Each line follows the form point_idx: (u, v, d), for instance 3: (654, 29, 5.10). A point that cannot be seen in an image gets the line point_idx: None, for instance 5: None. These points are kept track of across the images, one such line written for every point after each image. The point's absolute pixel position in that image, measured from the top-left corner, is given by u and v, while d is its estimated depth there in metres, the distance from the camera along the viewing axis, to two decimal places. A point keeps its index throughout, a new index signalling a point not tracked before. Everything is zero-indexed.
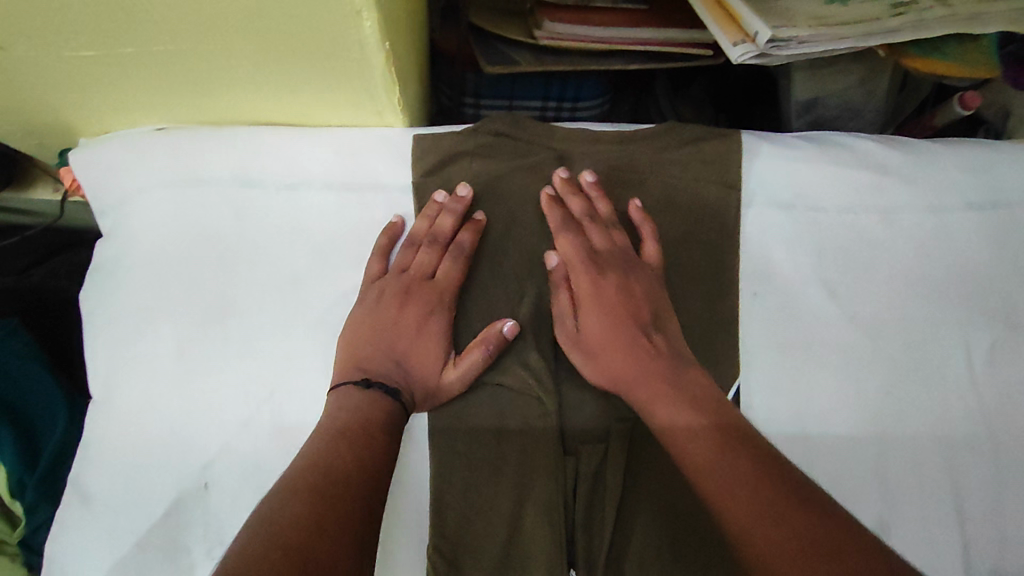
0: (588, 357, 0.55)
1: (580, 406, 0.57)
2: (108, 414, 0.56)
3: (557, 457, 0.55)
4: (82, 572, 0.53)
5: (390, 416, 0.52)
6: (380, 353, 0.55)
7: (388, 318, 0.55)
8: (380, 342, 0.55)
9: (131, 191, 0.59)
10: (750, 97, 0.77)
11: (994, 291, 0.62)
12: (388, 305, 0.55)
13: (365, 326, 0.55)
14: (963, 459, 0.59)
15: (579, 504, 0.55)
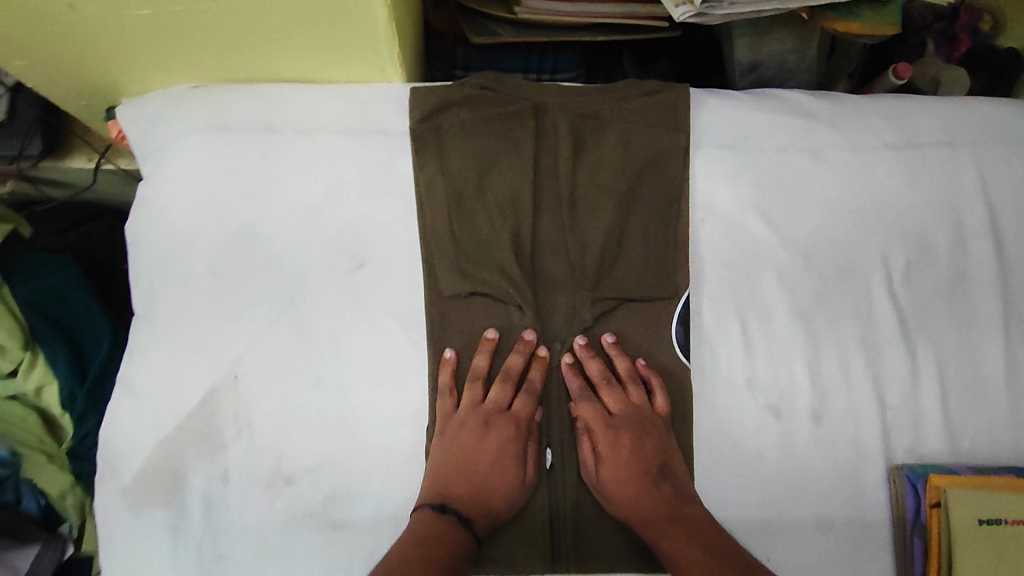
0: (558, 270, 0.68)
1: (555, 314, 0.67)
2: (152, 322, 0.65)
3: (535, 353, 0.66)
4: (132, 449, 0.62)
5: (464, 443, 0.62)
6: (454, 472, 0.62)
7: (467, 442, 0.63)
8: (457, 474, 0.62)
9: (168, 137, 0.69)
10: (707, 66, 0.86)
11: (909, 218, 0.72)
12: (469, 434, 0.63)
13: (447, 460, 0.63)
14: (882, 358, 0.70)
15: (552, 392, 0.67)
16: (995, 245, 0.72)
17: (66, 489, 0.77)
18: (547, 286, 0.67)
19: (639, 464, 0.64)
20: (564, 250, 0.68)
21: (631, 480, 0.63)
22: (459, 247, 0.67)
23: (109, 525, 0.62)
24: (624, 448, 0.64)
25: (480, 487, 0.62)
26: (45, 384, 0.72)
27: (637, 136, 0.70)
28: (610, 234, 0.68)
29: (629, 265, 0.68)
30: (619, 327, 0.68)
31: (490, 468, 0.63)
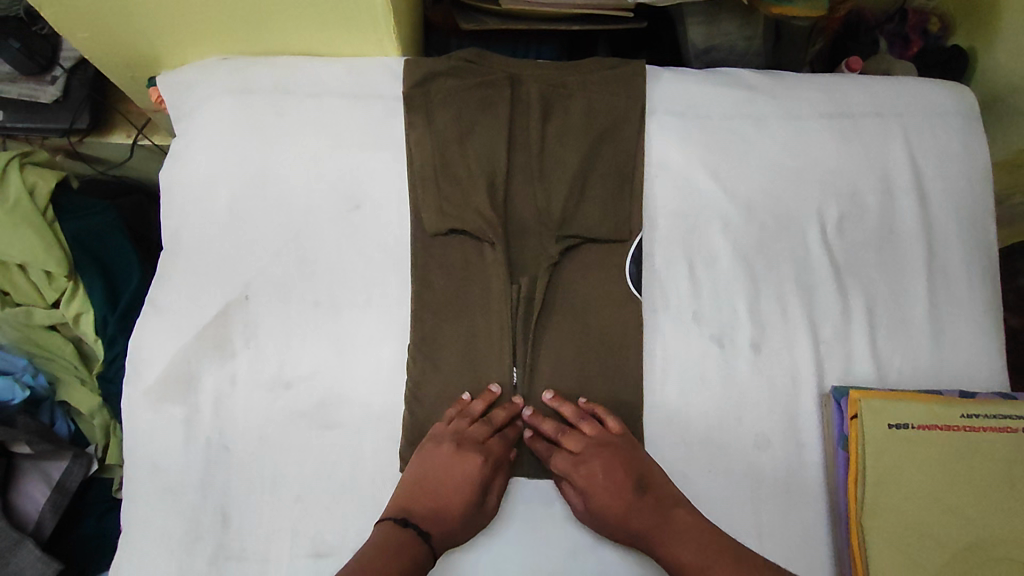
0: (525, 217, 0.77)
1: (523, 253, 0.76)
2: (176, 251, 0.76)
3: (505, 283, 0.74)
4: (154, 354, 0.72)
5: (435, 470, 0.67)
6: (421, 491, 0.67)
7: (439, 465, 0.67)
8: (423, 495, 0.67)
9: (199, 99, 0.81)
10: (668, 48, 0.96)
11: (842, 178, 0.81)
12: (442, 460, 0.67)
13: (417, 482, 0.67)
14: (816, 299, 0.79)
15: (520, 316, 0.74)
16: (921, 203, 0.81)
17: (94, 410, 0.86)
18: (517, 229, 0.77)
19: (618, 488, 0.67)
20: (532, 198, 0.78)
21: (615, 503, 0.67)
22: (440, 191, 0.77)
23: (132, 419, 0.71)
24: (596, 478, 0.67)
25: (443, 508, 0.66)
26: (82, 312, 0.82)
27: (600, 104, 0.80)
28: (573, 184, 0.78)
29: (590, 212, 0.78)
30: (580, 265, 0.77)
31: (456, 496, 0.66)
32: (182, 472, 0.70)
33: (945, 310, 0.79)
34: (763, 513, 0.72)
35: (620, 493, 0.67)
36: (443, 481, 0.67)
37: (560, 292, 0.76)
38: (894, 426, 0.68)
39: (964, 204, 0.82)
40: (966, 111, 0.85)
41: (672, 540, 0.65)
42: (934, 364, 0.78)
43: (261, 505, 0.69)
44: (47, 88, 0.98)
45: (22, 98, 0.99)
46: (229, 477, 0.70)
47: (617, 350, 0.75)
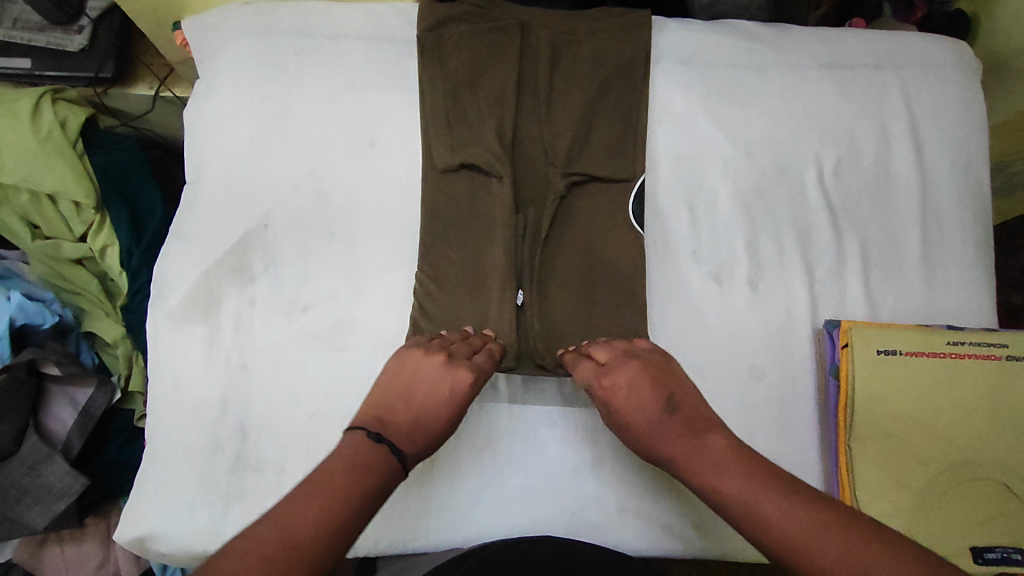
0: (529, 155, 0.81)
1: (529, 189, 0.80)
2: (200, 183, 0.80)
3: (511, 212, 0.77)
4: (178, 276, 0.76)
5: (428, 386, 0.59)
6: (399, 399, 0.58)
7: (420, 372, 0.60)
8: (406, 406, 0.57)
9: (222, 41, 0.84)
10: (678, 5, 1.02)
11: (840, 125, 0.84)
12: (424, 364, 0.61)
13: (394, 379, 0.60)
14: (813, 240, 0.81)
15: (526, 243, 0.77)
16: (916, 151, 0.84)
17: (118, 339, 0.90)
18: (523, 168, 0.80)
19: (629, 406, 0.60)
20: (538, 138, 0.81)
21: (646, 421, 0.58)
22: (452, 128, 0.80)
23: (158, 338, 0.75)
24: (622, 391, 0.60)
25: (415, 431, 0.56)
26: (108, 245, 0.87)
27: (605, 51, 0.83)
28: (582, 126, 0.81)
29: (593, 151, 0.81)
30: (585, 199, 0.80)
31: (437, 414, 0.58)
32: (204, 387, 0.74)
33: (938, 251, 0.82)
34: (758, 441, 0.74)
35: (641, 406, 0.59)
36: (422, 383, 0.59)
37: (566, 225, 0.79)
38: (882, 352, 0.72)
39: (959, 153, 0.85)
40: (963, 65, 0.88)
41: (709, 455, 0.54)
42: (927, 306, 0.80)
43: (278, 420, 0.73)
44: (74, 37, 1.02)
45: (49, 47, 1.02)
46: (247, 393, 0.74)
47: (620, 280, 0.77)
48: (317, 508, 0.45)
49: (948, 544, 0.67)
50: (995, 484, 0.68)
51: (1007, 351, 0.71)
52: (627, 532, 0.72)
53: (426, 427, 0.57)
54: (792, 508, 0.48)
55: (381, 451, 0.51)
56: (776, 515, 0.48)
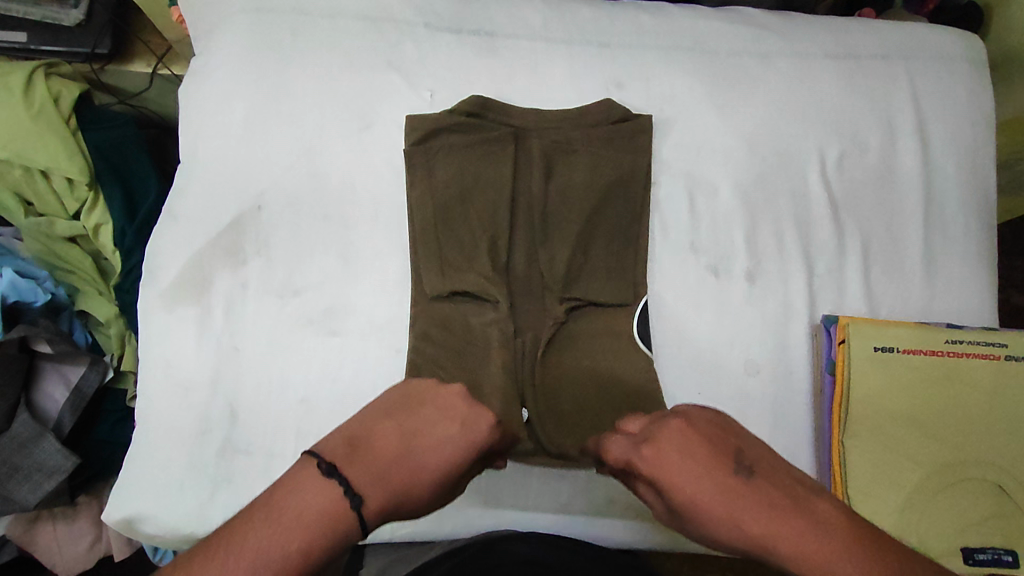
0: (525, 274, 0.77)
1: (524, 314, 0.76)
2: (194, 163, 0.79)
3: (509, 338, 0.73)
4: (170, 256, 0.75)
5: (436, 420, 0.48)
6: (390, 427, 0.47)
7: (427, 403, 0.50)
8: (395, 445, 0.46)
9: (220, 19, 0.83)
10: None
11: (845, 117, 0.83)
12: (438, 398, 0.50)
13: (389, 406, 0.50)
14: (813, 233, 0.80)
15: (527, 373, 0.72)
16: (922, 146, 0.83)
17: (111, 319, 0.89)
18: (518, 287, 0.77)
19: (701, 474, 0.46)
20: (534, 260, 0.77)
21: (722, 500, 0.45)
22: (443, 253, 0.76)
23: (149, 319, 0.74)
24: (679, 458, 0.47)
25: (389, 474, 0.44)
26: (101, 224, 0.85)
27: (604, 159, 0.79)
28: (581, 244, 0.78)
29: (589, 275, 0.77)
30: (581, 324, 0.77)
31: (434, 467, 0.46)
32: (195, 370, 0.73)
33: (940, 247, 0.81)
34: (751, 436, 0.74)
35: (709, 477, 0.45)
36: (419, 445, 0.47)
37: (564, 357, 0.75)
38: (880, 349, 0.71)
39: (965, 147, 0.83)
40: (972, 56, 0.86)
41: (837, 562, 0.41)
42: (927, 301, 0.79)
43: (268, 404, 0.72)
44: (70, 12, 1.02)
45: (45, 20, 1.01)
46: (238, 376, 0.72)
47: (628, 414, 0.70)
48: (264, 556, 0.38)
49: (935, 545, 0.66)
50: (987, 485, 0.68)
51: (1007, 351, 0.70)
52: (616, 524, 0.72)
53: (409, 485, 0.45)
54: None
55: (347, 509, 0.41)
56: None
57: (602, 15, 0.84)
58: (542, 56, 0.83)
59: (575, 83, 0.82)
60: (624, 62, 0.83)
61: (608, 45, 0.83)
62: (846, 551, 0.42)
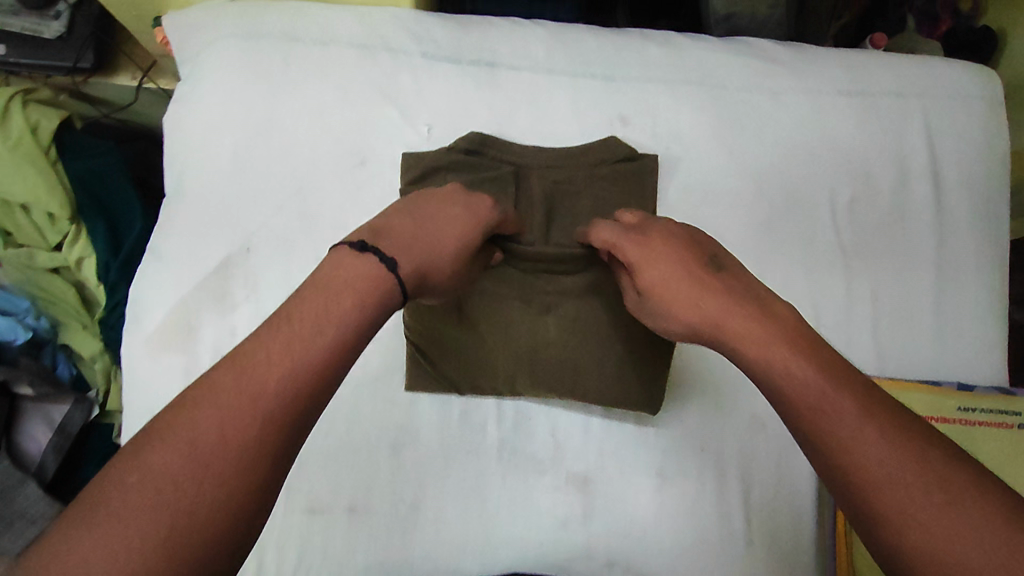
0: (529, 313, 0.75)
1: (519, 353, 0.73)
2: (179, 199, 0.75)
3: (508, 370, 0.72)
4: (157, 300, 0.73)
5: (449, 227, 0.57)
6: (410, 221, 0.55)
7: (440, 211, 0.58)
8: (410, 229, 0.54)
9: (207, 44, 0.78)
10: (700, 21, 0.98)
11: (857, 159, 0.80)
12: (443, 207, 0.58)
13: (402, 216, 0.55)
14: (819, 279, 0.78)
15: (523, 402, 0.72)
16: (934, 188, 0.80)
17: (95, 355, 0.87)
18: (514, 328, 0.73)
19: (669, 254, 0.58)
20: (530, 301, 0.74)
21: (694, 301, 0.55)
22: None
23: (135, 365, 0.72)
24: (661, 275, 0.57)
25: (426, 249, 0.53)
26: (84, 258, 0.83)
27: (608, 202, 0.77)
28: (584, 282, 0.73)
29: (589, 316, 0.73)
30: (581, 367, 0.73)
31: (452, 244, 0.56)
32: None
33: (950, 295, 0.78)
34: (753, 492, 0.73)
35: (684, 277, 0.57)
36: (444, 238, 0.56)
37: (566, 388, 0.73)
38: None
39: (979, 190, 0.81)
40: (990, 96, 0.83)
41: (801, 365, 0.47)
42: (938, 351, 0.77)
43: None
44: (51, 24, 0.96)
45: (24, 32, 0.96)
46: None
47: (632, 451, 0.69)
48: (255, 362, 0.40)
49: None
50: None
51: (1018, 420, 0.70)
52: None
53: (432, 253, 0.54)
54: (847, 421, 0.42)
55: (364, 262, 0.47)
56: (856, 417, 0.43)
57: (607, 46, 0.81)
58: (544, 90, 0.79)
59: (578, 119, 0.79)
60: (629, 97, 0.80)
61: (614, 78, 0.80)
62: (818, 352, 0.48)
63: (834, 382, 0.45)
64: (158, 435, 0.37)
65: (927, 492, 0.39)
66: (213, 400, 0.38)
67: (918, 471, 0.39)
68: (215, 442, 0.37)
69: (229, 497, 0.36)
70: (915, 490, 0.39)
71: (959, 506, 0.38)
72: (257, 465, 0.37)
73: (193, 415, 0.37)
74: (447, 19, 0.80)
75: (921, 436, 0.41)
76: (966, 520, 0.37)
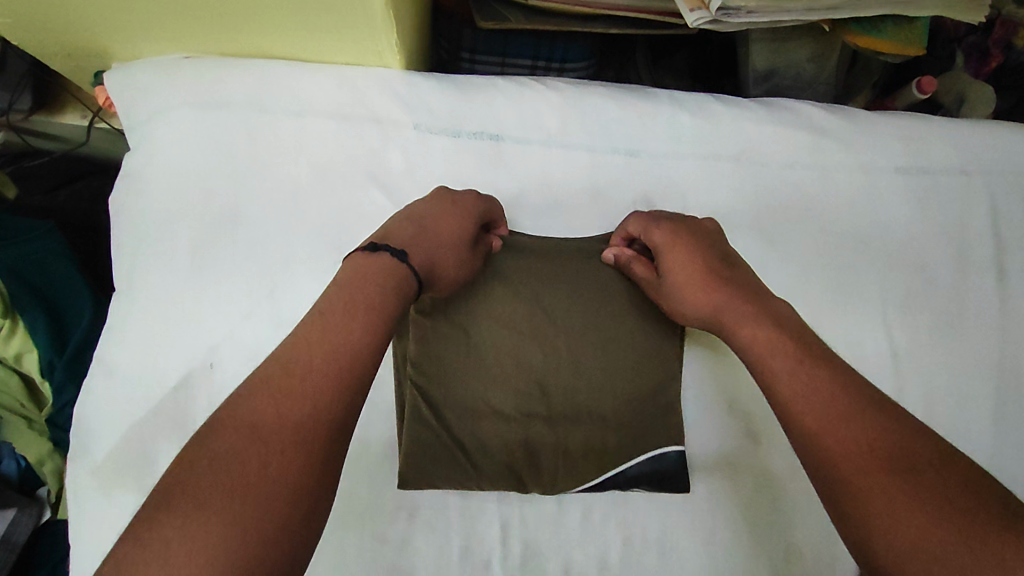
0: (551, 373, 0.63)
1: (536, 433, 0.61)
2: (129, 299, 0.64)
3: (527, 417, 0.61)
4: (105, 425, 0.62)
5: (448, 230, 0.57)
6: (408, 233, 0.55)
7: (431, 215, 0.58)
8: (407, 238, 0.55)
9: (155, 110, 0.66)
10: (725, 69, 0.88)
11: (914, 247, 0.70)
12: (440, 208, 0.59)
13: (408, 218, 0.57)
14: (874, 386, 0.67)
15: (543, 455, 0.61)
16: (999, 282, 0.70)
17: (42, 457, 0.77)
18: (527, 408, 0.61)
19: (688, 247, 0.60)
20: (544, 375, 0.61)
21: (709, 299, 0.57)
22: (440, 360, 0.61)
23: (80, 500, 0.61)
24: (678, 262, 0.59)
25: (413, 245, 0.54)
26: (24, 352, 0.73)
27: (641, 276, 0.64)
28: (612, 360, 0.62)
29: (614, 395, 0.62)
30: (608, 451, 0.62)
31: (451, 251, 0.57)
32: None
33: (1017, 408, 0.68)
34: None
35: (699, 273, 0.58)
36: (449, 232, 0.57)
37: (593, 439, 0.62)
38: None
39: None
40: None
41: (813, 390, 0.47)
42: (1000, 472, 0.67)
43: None
44: None
45: None
46: None
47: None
48: (267, 411, 0.40)
49: None
50: None
51: None
52: None
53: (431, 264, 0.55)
54: (850, 438, 0.43)
55: (372, 263, 0.50)
56: (871, 439, 0.43)
57: (630, 113, 0.69)
58: (557, 167, 0.68)
59: (597, 201, 0.68)
60: (655, 175, 0.69)
61: (638, 152, 0.69)
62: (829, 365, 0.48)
63: (823, 393, 0.46)
64: (197, 459, 0.37)
65: (913, 500, 0.40)
66: (241, 422, 0.39)
67: (896, 480, 0.41)
68: (234, 487, 0.36)
69: (278, 507, 0.36)
70: (894, 495, 0.40)
71: (956, 541, 0.37)
72: (300, 471, 0.38)
73: (230, 433, 0.38)
74: (445, 82, 0.68)
75: (900, 437, 0.43)
76: (931, 519, 0.39)
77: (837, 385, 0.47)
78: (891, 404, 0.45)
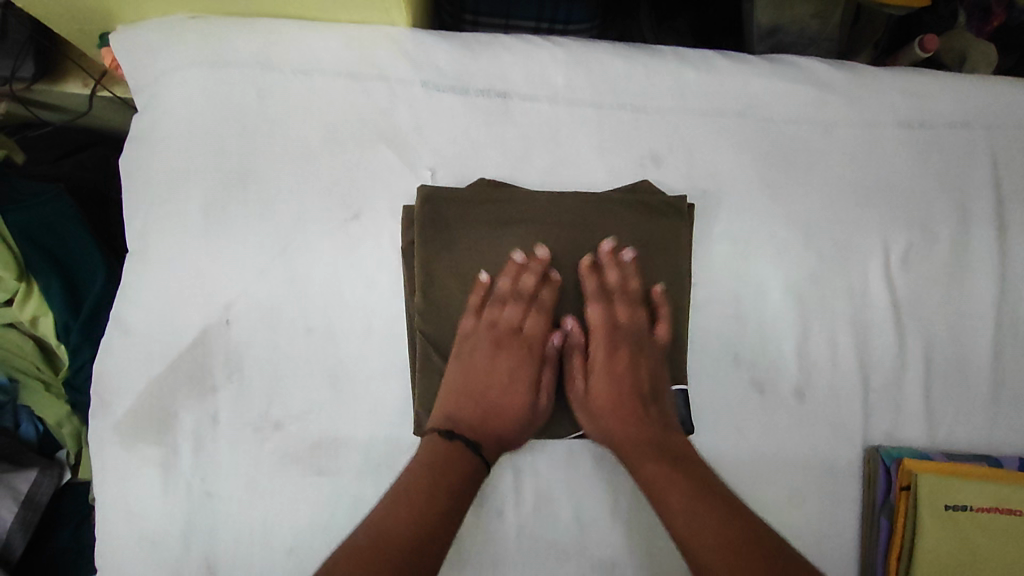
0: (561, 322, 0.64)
1: (538, 377, 0.63)
2: (144, 259, 0.64)
3: (533, 367, 0.63)
4: (124, 382, 0.63)
5: (456, 379, 0.61)
6: (460, 396, 0.61)
7: (488, 368, 0.62)
8: (469, 400, 0.61)
9: (163, 71, 0.66)
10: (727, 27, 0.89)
11: (915, 200, 0.71)
12: (482, 354, 0.62)
13: (475, 374, 0.62)
14: (873, 337, 0.69)
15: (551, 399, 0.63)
16: (997, 236, 0.71)
17: (63, 419, 0.79)
18: (531, 357, 0.63)
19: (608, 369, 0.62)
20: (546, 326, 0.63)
21: (618, 416, 0.61)
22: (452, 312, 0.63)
23: (101, 456, 0.63)
24: (617, 365, 0.62)
25: (479, 420, 0.61)
26: (39, 315, 0.75)
27: (648, 230, 0.64)
28: (617, 304, 0.64)
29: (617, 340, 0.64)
30: None
31: (502, 397, 0.61)
32: (164, 522, 0.61)
33: (1011, 360, 0.70)
34: None
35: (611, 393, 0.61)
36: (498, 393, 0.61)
37: (600, 382, 0.63)
38: (950, 507, 0.62)
39: None
40: None
41: (689, 530, 0.52)
42: (992, 418, 0.69)
43: (250, 558, 0.61)
44: None
45: None
46: (212, 529, 0.61)
47: None
48: (388, 531, 0.51)
49: None
50: None
51: None
52: None
53: (488, 420, 0.61)
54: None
55: (456, 448, 0.57)
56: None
57: (636, 70, 0.70)
58: (565, 125, 0.68)
59: (603, 157, 0.68)
60: (662, 132, 0.69)
61: (643, 109, 0.69)
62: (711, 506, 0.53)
63: (672, 483, 0.55)
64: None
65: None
66: (385, 540, 0.50)
67: None
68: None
69: None
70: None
71: None
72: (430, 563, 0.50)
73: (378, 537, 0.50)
74: (453, 41, 0.69)
75: (729, 532, 0.51)
76: None
77: (685, 482, 0.55)
78: (726, 506, 0.53)
